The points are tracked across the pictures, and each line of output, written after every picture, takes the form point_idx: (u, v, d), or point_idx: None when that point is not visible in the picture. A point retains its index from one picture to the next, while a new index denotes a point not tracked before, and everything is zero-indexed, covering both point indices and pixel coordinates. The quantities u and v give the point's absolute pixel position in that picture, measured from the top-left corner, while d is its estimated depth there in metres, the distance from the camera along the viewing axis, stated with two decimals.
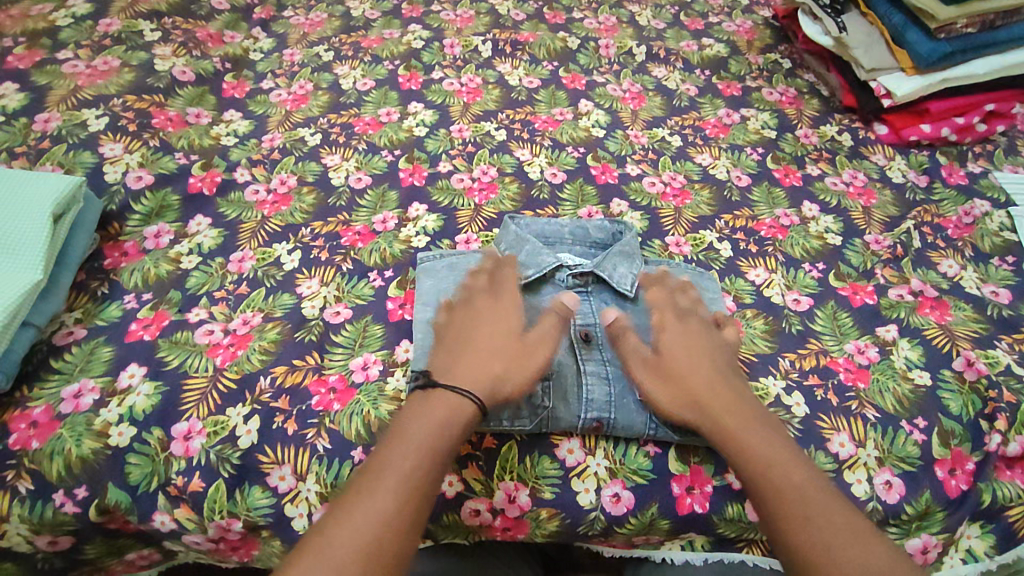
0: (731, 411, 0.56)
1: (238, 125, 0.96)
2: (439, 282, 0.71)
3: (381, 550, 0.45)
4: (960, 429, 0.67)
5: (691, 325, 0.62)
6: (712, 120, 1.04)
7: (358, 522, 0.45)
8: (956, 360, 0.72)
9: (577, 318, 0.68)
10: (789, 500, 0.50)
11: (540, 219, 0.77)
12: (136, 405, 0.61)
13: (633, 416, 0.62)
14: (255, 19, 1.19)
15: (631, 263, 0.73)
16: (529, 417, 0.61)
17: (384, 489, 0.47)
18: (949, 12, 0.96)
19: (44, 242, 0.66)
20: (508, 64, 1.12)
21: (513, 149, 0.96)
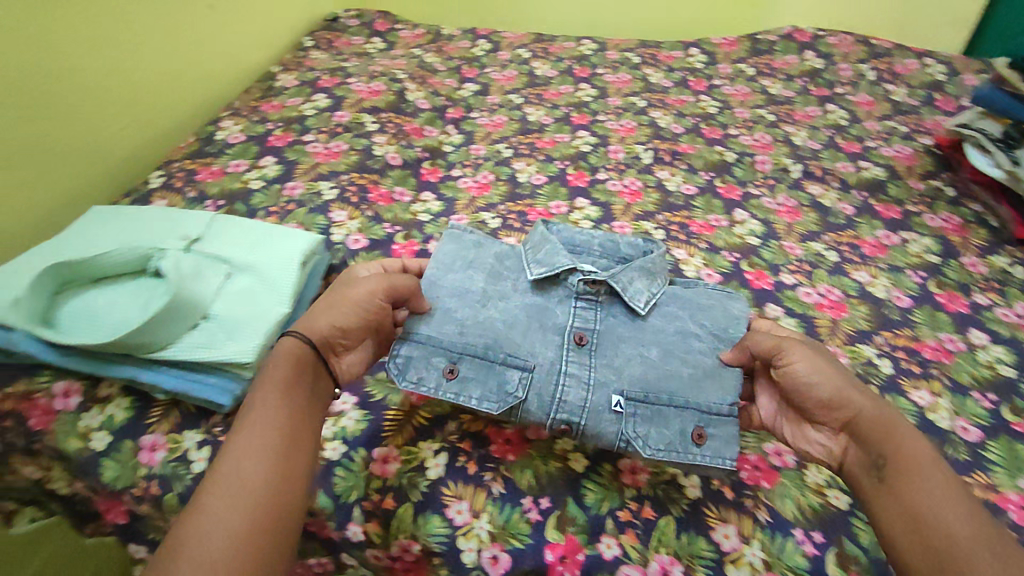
0: (898, 434, 0.60)
1: (432, 205, 1.13)
2: (461, 249, 0.79)
3: (250, 508, 0.52)
4: None
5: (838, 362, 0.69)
6: (869, 240, 1.07)
7: (223, 493, 0.53)
8: None
9: (577, 321, 0.74)
10: (956, 530, 0.52)
11: (574, 227, 0.83)
12: (347, 427, 0.73)
13: (605, 426, 0.68)
14: (449, 119, 1.41)
15: (648, 281, 0.77)
16: (498, 402, 0.68)
17: (233, 476, 0.54)
18: None
19: (294, 283, 0.82)
20: (666, 171, 1.23)
21: (671, 248, 1.04)
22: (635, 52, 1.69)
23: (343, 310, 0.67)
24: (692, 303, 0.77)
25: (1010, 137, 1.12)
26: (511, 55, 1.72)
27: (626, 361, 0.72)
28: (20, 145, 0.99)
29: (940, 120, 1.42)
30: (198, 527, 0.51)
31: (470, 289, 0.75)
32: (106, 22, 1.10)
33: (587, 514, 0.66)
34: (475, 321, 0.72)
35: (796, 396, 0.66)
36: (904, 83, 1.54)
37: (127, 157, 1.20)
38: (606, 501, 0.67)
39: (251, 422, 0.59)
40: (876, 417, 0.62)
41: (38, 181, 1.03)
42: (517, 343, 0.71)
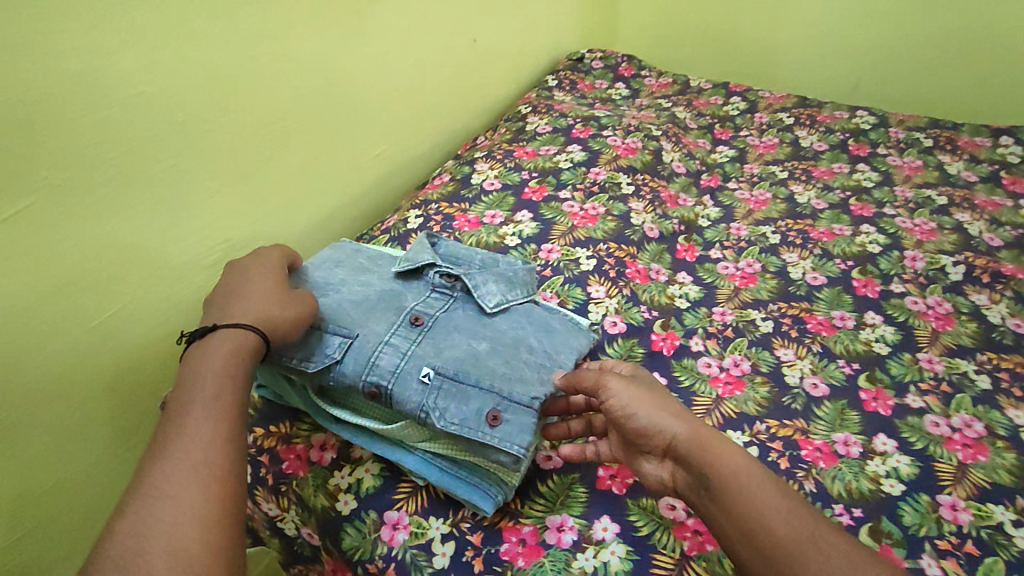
0: (737, 469, 0.58)
1: (690, 290, 1.02)
2: (340, 254, 0.85)
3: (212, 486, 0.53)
4: None
5: (647, 377, 0.69)
6: None
7: (184, 475, 0.52)
8: None
9: (419, 306, 0.74)
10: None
11: (459, 244, 0.85)
12: (611, 564, 0.65)
13: (409, 393, 0.65)
14: (704, 187, 1.28)
15: (505, 287, 0.78)
16: (316, 362, 0.67)
17: (191, 454, 0.54)
18: None
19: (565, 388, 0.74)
20: (984, 295, 1.00)
21: (1004, 406, 0.83)
22: (927, 133, 1.45)
23: (283, 310, 0.68)
24: (542, 322, 0.77)
25: None
26: (771, 119, 1.55)
27: (452, 344, 0.69)
28: (292, 171, 1.05)
29: None
30: (142, 518, 0.49)
31: (341, 282, 0.78)
32: (376, 60, 1.16)
33: None
34: (323, 304, 0.74)
35: (621, 428, 0.64)
36: None
37: (372, 187, 1.25)
38: None
39: (196, 409, 0.57)
40: (691, 437, 0.60)
41: (297, 205, 1.08)
42: (353, 317, 0.71)
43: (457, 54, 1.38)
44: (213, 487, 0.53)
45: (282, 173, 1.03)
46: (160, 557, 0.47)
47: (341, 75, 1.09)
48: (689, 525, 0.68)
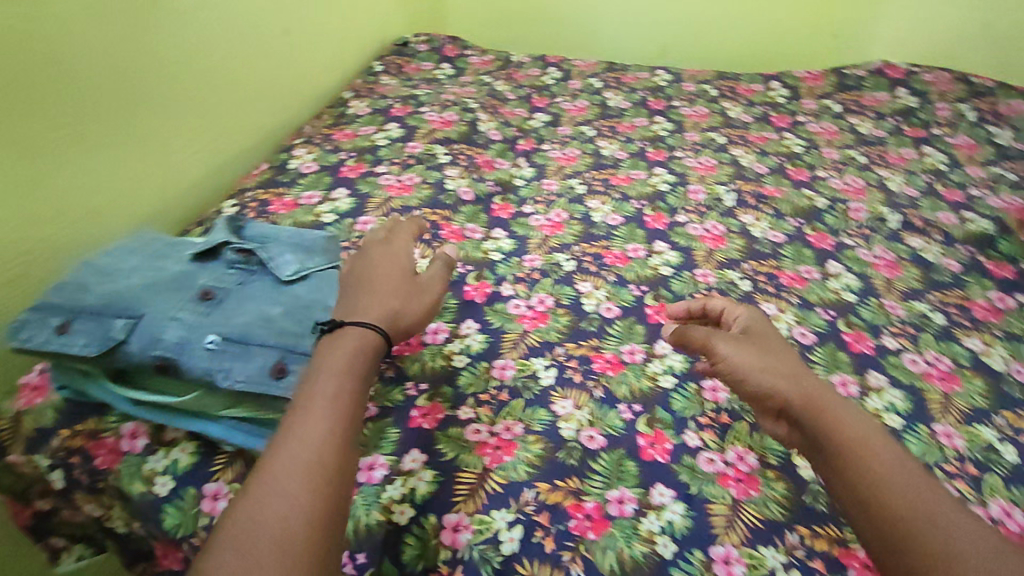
0: (830, 407, 0.66)
1: (503, 243, 1.09)
2: (135, 242, 0.83)
3: (320, 481, 0.54)
4: None
5: (777, 341, 0.77)
6: (980, 302, 1.00)
7: (297, 466, 0.54)
8: None
9: (213, 282, 0.76)
10: (899, 504, 0.57)
11: (264, 223, 0.88)
12: (417, 489, 0.70)
13: (196, 360, 0.67)
14: (520, 150, 1.37)
15: (303, 257, 0.82)
16: (98, 346, 0.66)
17: (302, 448, 0.55)
18: None
19: None
20: (751, 215, 1.16)
21: (760, 301, 0.97)
22: (712, 85, 1.65)
23: (408, 307, 0.74)
24: (341, 283, 0.81)
25: None
26: (582, 85, 1.69)
27: (242, 311, 0.71)
28: (99, 176, 1.00)
29: None
30: (254, 504, 0.52)
31: (131, 268, 0.77)
32: (189, 52, 1.13)
33: None
34: (108, 289, 0.72)
35: (739, 387, 0.73)
36: (1009, 126, 1.45)
37: (191, 186, 1.20)
38: None
39: (311, 403, 0.59)
40: (803, 397, 0.68)
41: (106, 209, 1.02)
42: (140, 299, 0.71)
43: (272, 42, 1.36)
44: (320, 479, 0.54)
45: (90, 178, 0.98)
46: (264, 547, 0.49)
47: (145, 66, 1.05)
48: (490, 444, 0.75)
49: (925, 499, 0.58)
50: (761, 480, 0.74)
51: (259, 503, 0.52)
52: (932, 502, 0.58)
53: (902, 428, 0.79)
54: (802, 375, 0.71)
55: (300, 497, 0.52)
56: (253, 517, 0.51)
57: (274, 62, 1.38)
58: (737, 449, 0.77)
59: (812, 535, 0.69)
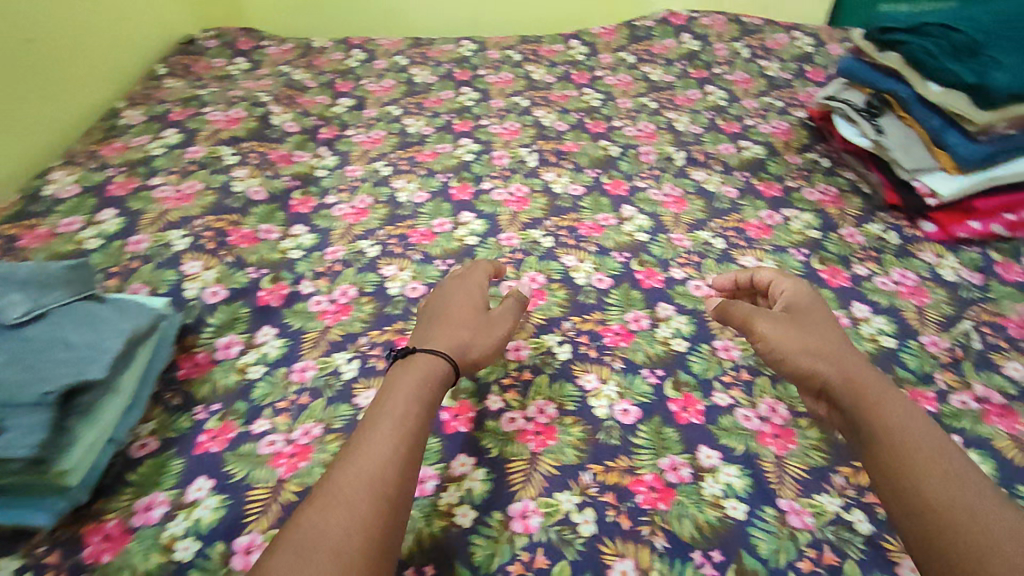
0: (866, 375, 0.65)
1: (303, 239, 1.04)
2: None
3: (389, 499, 0.54)
4: None
5: (816, 306, 0.75)
6: (753, 222, 1.07)
7: (368, 480, 0.55)
8: None
9: None
10: (929, 473, 0.54)
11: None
12: (202, 518, 0.65)
13: None
14: (321, 140, 1.30)
15: (36, 295, 0.70)
16: None
17: (371, 470, 0.56)
18: (987, 116, 0.93)
19: (123, 372, 0.70)
20: (553, 172, 1.20)
21: (560, 256, 1.01)
22: (516, 50, 1.68)
23: (481, 342, 0.75)
24: (86, 314, 0.71)
25: (870, 106, 1.11)
26: (387, 64, 1.63)
27: None
28: None
29: (811, 92, 1.49)
30: (316, 519, 0.51)
31: None
32: None
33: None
34: None
35: (773, 361, 0.71)
36: (777, 58, 1.60)
37: None
38: (496, 558, 0.61)
39: (380, 426, 0.60)
40: (846, 376, 0.65)
41: None
42: None
43: (25, 60, 1.18)
44: (384, 499, 0.54)
45: None
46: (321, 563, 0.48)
47: None
48: (285, 453, 0.72)
49: (950, 476, 0.54)
50: (558, 428, 0.73)
51: (321, 513, 0.52)
52: (965, 480, 0.54)
53: (687, 350, 0.84)
54: (837, 340, 0.70)
55: (360, 509, 0.53)
56: (316, 530, 0.51)
57: (36, 79, 1.21)
58: (538, 403, 0.76)
59: (606, 471, 0.68)
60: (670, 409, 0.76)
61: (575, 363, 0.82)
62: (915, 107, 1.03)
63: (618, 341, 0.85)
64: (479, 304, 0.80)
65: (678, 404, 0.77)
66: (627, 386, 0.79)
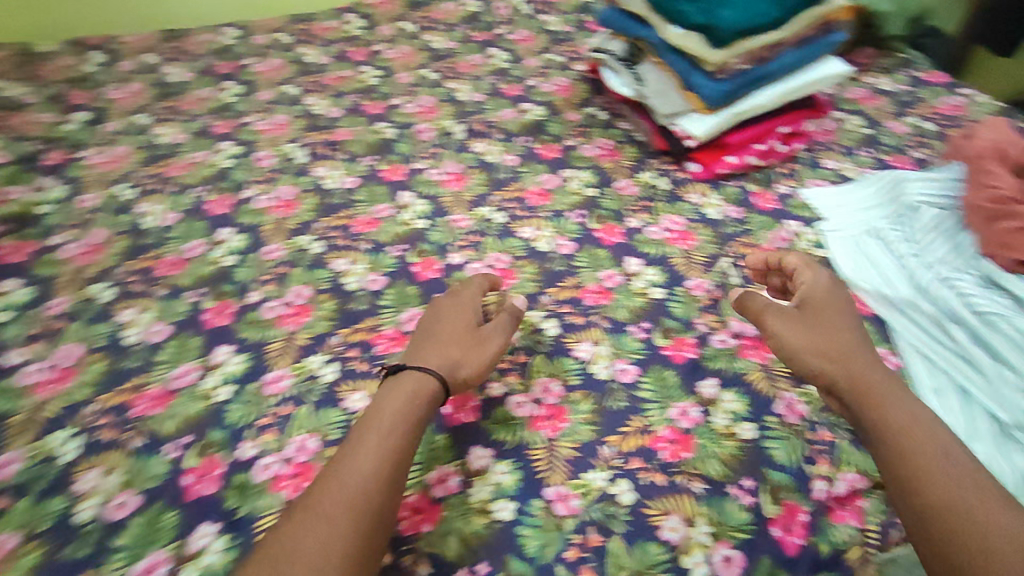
0: (871, 362, 0.63)
1: (16, 296, 0.86)
2: None
3: (373, 504, 0.54)
4: (788, 481, 0.64)
5: (839, 291, 0.71)
6: (533, 188, 1.04)
7: (348, 484, 0.55)
8: (777, 405, 0.70)
9: None
10: (935, 472, 0.53)
11: None
12: None
13: None
14: (44, 167, 1.09)
15: None
16: None
17: (356, 475, 0.56)
18: (720, 54, 0.95)
19: None
20: (325, 167, 1.10)
21: (330, 261, 0.91)
22: (286, 31, 1.49)
23: (472, 361, 0.70)
24: None
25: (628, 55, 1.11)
26: (133, 63, 1.36)
27: None
28: None
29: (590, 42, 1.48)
30: (304, 527, 0.52)
31: None
32: None
33: None
34: None
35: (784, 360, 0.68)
36: (557, 11, 1.58)
37: None
38: None
39: (372, 429, 0.60)
40: (851, 376, 0.62)
41: None
42: None
43: None
44: (364, 504, 0.54)
45: None
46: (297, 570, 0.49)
47: None
48: None
49: (967, 485, 0.52)
50: (318, 464, 0.66)
51: (301, 520, 0.53)
52: (978, 490, 0.51)
53: None
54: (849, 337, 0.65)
55: (341, 521, 0.53)
56: (296, 540, 0.51)
57: None
58: (298, 439, 0.69)
59: None
60: (444, 414, 0.71)
61: (343, 383, 0.75)
62: (662, 52, 1.03)
63: (390, 347, 0.79)
64: (475, 319, 0.74)
65: (453, 405, 0.71)
66: None
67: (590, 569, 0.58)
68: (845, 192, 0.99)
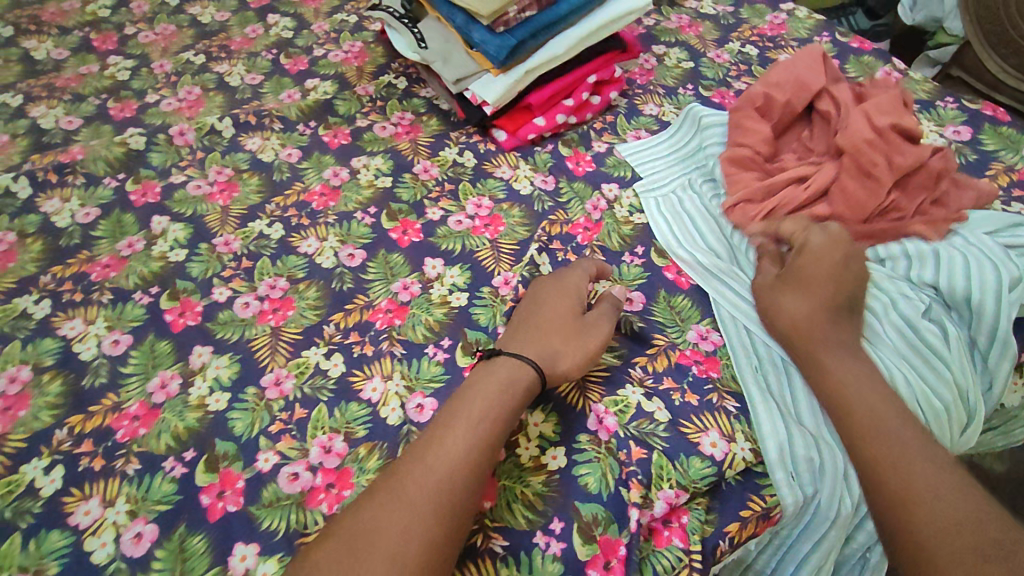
0: (822, 334, 0.62)
1: None
2: None
3: (451, 503, 0.50)
4: (602, 513, 0.55)
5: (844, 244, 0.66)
6: (317, 188, 0.89)
7: (434, 469, 0.52)
8: (588, 419, 0.61)
9: None
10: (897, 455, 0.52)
11: None
12: None
13: None
14: None
15: None
16: None
17: (442, 468, 0.52)
18: (494, 3, 0.81)
19: None
20: (55, 198, 0.88)
21: (58, 325, 0.73)
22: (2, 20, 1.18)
23: (578, 351, 0.63)
24: None
25: (407, 11, 0.96)
26: None
27: None
28: None
29: None
30: (381, 509, 0.49)
31: None
32: None
33: None
34: None
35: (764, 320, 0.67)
36: None
37: None
38: None
39: (465, 414, 0.56)
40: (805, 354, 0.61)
41: None
42: None
43: None
44: (441, 501, 0.50)
45: None
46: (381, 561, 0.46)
47: None
48: None
49: (931, 475, 0.50)
50: None
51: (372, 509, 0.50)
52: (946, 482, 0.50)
53: (227, 406, 0.65)
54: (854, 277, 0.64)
55: (427, 506, 0.50)
56: (372, 524, 0.49)
57: None
58: None
59: None
60: (201, 506, 0.58)
61: (72, 490, 0.59)
62: (439, 5, 0.89)
63: (135, 430, 0.64)
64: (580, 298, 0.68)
65: (212, 493, 0.59)
66: (141, 497, 0.59)
67: None
68: (660, 141, 0.90)
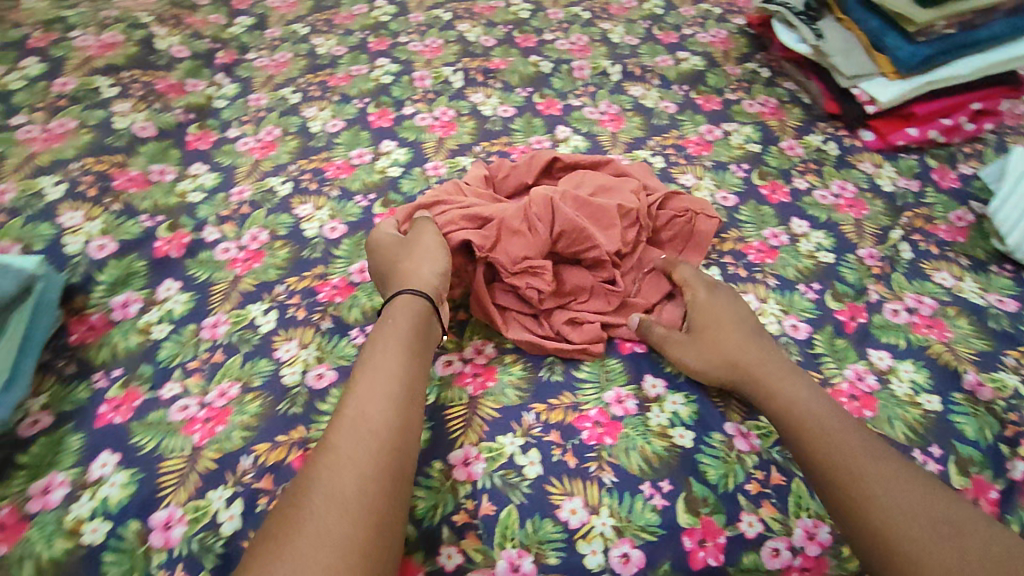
0: (766, 374, 0.66)
1: (204, 179, 0.94)
2: None
3: (375, 454, 0.55)
4: (978, 456, 0.64)
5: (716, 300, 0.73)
6: (693, 138, 1.02)
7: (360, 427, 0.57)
8: (964, 379, 0.69)
9: None
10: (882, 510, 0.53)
11: None
12: (109, 497, 0.61)
13: None
14: (218, 65, 1.16)
15: None
16: None
17: (359, 422, 0.57)
18: (927, 15, 0.92)
19: None
20: (481, 94, 1.10)
21: None
22: None
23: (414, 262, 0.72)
24: None
25: (809, 8, 1.08)
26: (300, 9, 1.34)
27: None
28: None
29: None
30: (330, 464, 0.54)
31: None
32: None
33: (420, 528, 0.59)
34: None
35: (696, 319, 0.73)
36: None
37: None
38: (440, 508, 0.60)
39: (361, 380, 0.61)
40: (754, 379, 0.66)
41: None
42: None
43: None
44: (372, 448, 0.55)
45: None
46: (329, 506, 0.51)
47: None
48: (201, 417, 0.67)
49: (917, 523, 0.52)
50: (499, 367, 0.71)
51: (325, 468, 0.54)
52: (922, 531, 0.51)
53: None
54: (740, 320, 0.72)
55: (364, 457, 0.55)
56: (332, 474, 0.53)
57: None
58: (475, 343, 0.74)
59: (549, 410, 0.66)
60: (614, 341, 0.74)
61: None
62: (853, 8, 1.03)
63: None
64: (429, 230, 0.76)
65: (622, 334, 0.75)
66: None
67: (772, 504, 0.61)
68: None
